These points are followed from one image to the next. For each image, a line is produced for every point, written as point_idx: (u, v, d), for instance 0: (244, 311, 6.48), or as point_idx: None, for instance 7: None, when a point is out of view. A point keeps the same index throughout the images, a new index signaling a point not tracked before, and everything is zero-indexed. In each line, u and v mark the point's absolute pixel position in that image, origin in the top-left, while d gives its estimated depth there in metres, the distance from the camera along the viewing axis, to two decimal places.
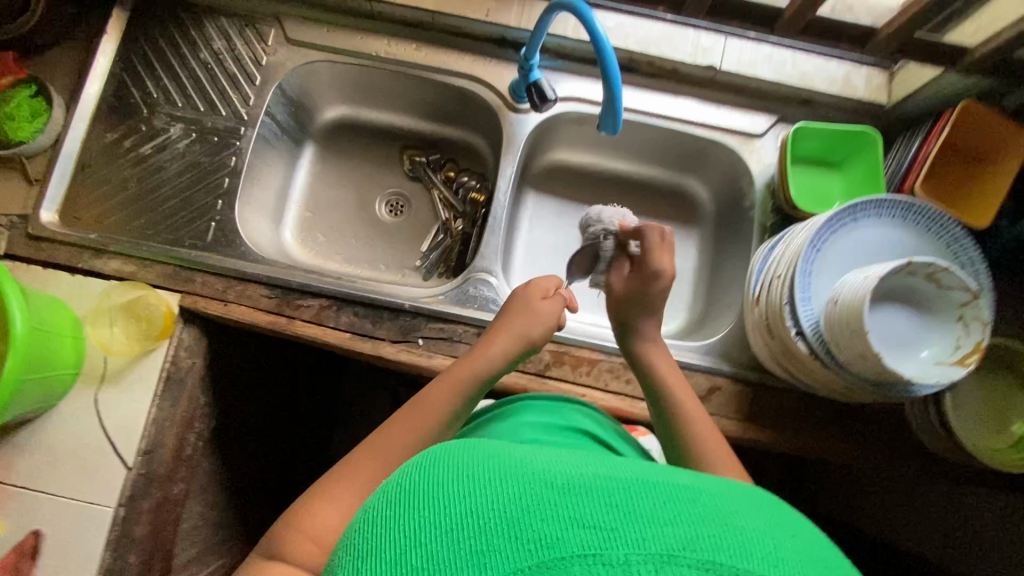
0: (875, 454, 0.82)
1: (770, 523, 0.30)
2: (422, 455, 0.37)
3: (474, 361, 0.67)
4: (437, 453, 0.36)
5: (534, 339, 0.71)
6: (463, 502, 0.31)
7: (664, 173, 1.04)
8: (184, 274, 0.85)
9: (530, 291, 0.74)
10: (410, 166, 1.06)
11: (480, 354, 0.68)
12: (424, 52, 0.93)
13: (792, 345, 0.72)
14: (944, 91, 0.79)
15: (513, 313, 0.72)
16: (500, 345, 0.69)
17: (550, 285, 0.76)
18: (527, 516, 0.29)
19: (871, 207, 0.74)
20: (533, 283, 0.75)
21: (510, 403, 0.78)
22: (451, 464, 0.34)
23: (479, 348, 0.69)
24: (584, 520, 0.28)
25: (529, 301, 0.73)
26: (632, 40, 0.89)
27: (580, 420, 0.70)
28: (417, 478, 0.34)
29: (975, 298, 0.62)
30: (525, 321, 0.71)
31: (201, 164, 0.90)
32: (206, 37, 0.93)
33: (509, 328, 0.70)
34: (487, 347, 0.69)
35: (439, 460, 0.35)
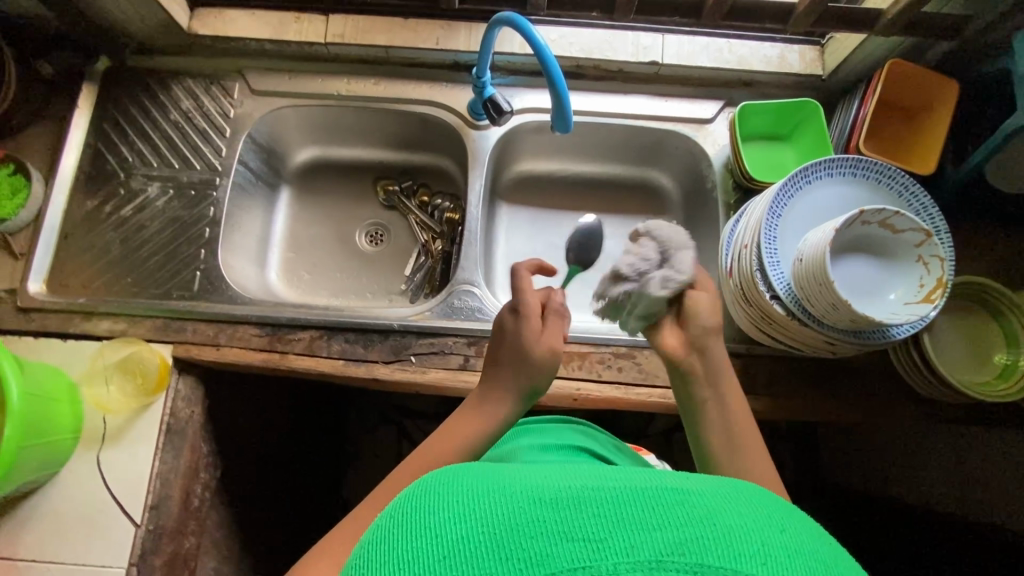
0: (871, 407, 0.83)
1: (757, 521, 0.31)
2: (416, 488, 0.37)
3: (481, 417, 0.64)
4: (431, 485, 0.36)
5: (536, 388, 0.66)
6: (450, 528, 0.31)
7: (628, 169, 1.08)
8: (175, 324, 0.87)
9: (524, 323, 0.67)
10: (384, 196, 1.10)
11: (484, 412, 0.64)
12: (383, 85, 0.97)
13: (769, 308, 0.74)
14: (870, 54, 0.84)
15: (507, 355, 0.66)
16: (494, 398, 0.65)
17: (534, 304, 0.69)
18: (515, 535, 0.29)
19: (821, 167, 0.78)
20: (520, 314, 0.67)
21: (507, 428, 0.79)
22: (442, 497, 0.34)
23: (484, 404, 0.65)
24: (572, 534, 0.29)
25: (524, 337, 0.66)
26: (575, 48, 0.95)
27: (575, 438, 0.72)
28: (408, 509, 0.34)
29: (929, 237, 0.64)
30: (525, 362, 0.65)
31: (181, 218, 0.93)
32: (173, 98, 0.97)
33: (496, 380, 0.66)
34: (491, 404, 0.64)
35: (430, 494, 0.35)
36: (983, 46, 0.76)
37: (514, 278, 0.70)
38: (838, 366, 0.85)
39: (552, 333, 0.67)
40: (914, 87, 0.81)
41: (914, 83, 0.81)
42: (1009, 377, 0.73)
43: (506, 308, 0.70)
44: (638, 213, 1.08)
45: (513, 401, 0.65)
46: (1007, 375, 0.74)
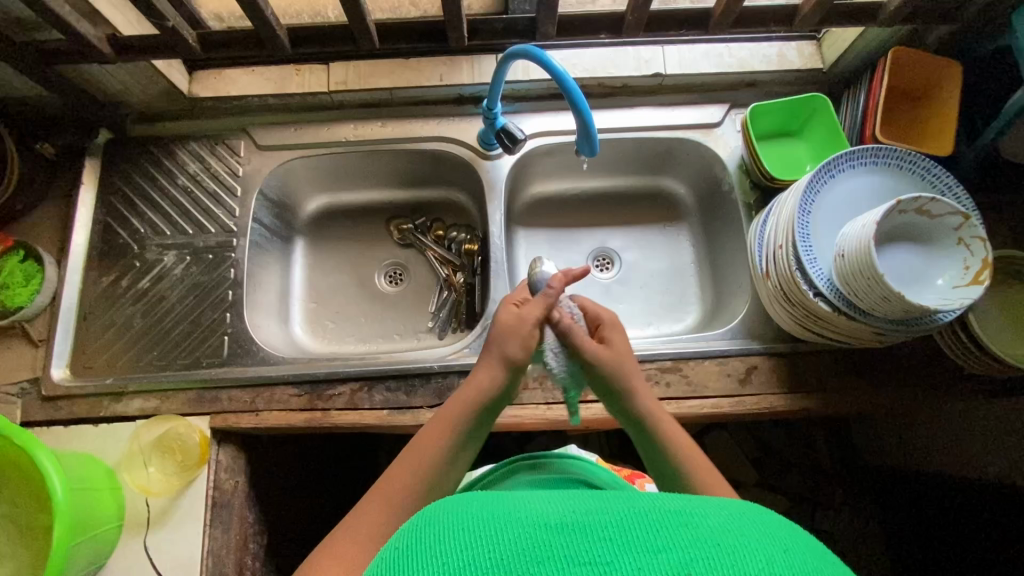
0: (922, 390, 0.83)
1: (746, 539, 0.34)
2: (423, 521, 0.40)
3: (470, 390, 0.64)
4: (439, 518, 0.40)
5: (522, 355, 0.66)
6: (459, 555, 0.35)
7: (639, 180, 1.09)
8: (210, 394, 0.84)
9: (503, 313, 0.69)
10: (399, 235, 1.08)
11: (475, 382, 0.65)
12: (390, 126, 0.97)
13: (815, 307, 0.74)
14: (871, 44, 0.86)
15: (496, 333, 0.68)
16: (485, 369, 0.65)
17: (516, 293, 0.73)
18: (524, 558, 0.34)
19: (844, 160, 0.78)
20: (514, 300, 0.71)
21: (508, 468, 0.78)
22: (451, 527, 0.38)
23: (474, 375, 0.66)
24: (577, 556, 0.33)
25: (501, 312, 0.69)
26: (579, 69, 0.95)
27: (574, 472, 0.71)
28: (418, 535, 0.38)
29: (968, 219, 0.65)
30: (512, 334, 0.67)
31: (202, 283, 0.91)
32: (180, 164, 0.96)
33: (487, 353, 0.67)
34: (486, 372, 0.65)
35: (430, 522, 0.40)
36: (984, 26, 0.78)
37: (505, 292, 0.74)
38: (884, 353, 0.84)
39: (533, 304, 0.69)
40: (919, 72, 0.83)
41: (919, 67, 0.82)
42: None
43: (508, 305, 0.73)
44: (654, 223, 1.09)
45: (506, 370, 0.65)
46: None
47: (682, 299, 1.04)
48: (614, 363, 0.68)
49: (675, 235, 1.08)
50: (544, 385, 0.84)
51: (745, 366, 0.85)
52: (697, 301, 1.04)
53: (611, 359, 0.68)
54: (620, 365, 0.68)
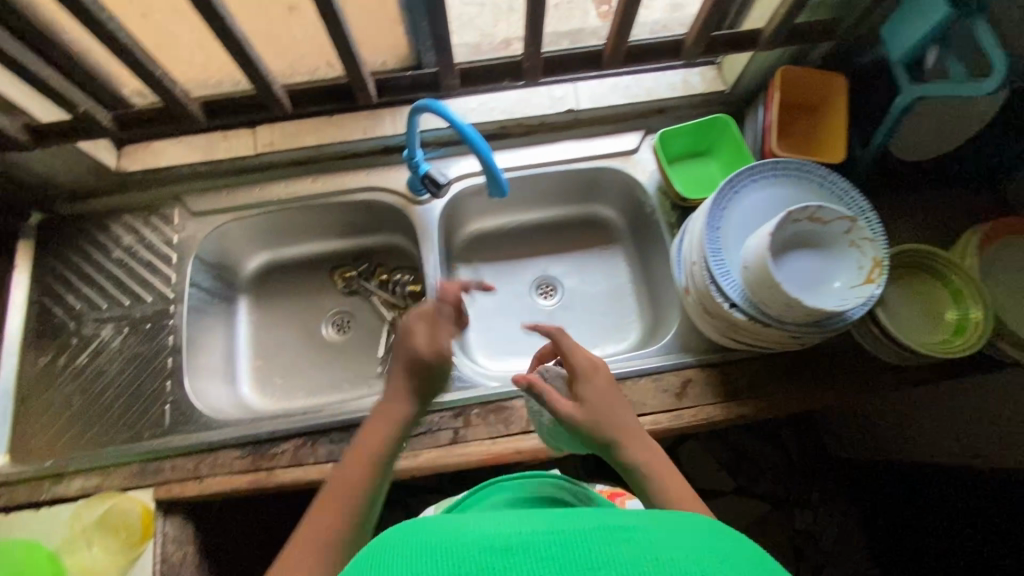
0: (853, 387, 0.85)
1: (705, 560, 0.36)
2: (384, 535, 0.40)
3: (385, 421, 0.66)
4: (403, 533, 0.40)
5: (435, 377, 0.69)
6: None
7: (572, 208, 1.13)
8: (152, 465, 0.84)
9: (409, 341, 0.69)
10: (343, 283, 1.10)
11: (390, 414, 0.66)
12: (320, 181, 0.99)
13: (731, 318, 0.77)
14: (762, 66, 0.91)
15: (407, 357, 0.68)
16: (400, 395, 0.67)
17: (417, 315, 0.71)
18: None
19: (745, 176, 0.82)
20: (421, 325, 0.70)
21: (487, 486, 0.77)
22: (419, 549, 0.38)
23: (389, 405, 0.67)
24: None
25: (415, 338, 0.69)
26: (497, 112, 1.00)
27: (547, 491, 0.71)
28: (381, 554, 0.38)
29: (854, 223, 0.69)
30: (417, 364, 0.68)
31: (140, 354, 0.91)
32: (114, 237, 0.97)
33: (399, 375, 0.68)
34: (397, 400, 0.67)
35: (394, 539, 0.39)
36: (856, 43, 0.84)
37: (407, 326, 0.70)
38: (811, 353, 0.87)
39: (444, 333, 0.70)
40: (809, 86, 0.88)
41: (807, 82, 0.88)
42: (964, 331, 0.79)
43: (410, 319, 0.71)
44: (590, 248, 1.13)
45: (422, 387, 0.68)
46: (960, 331, 0.79)
47: (623, 320, 1.07)
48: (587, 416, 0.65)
49: (612, 258, 1.12)
50: (487, 420, 0.85)
51: (680, 380, 0.87)
52: (637, 320, 1.07)
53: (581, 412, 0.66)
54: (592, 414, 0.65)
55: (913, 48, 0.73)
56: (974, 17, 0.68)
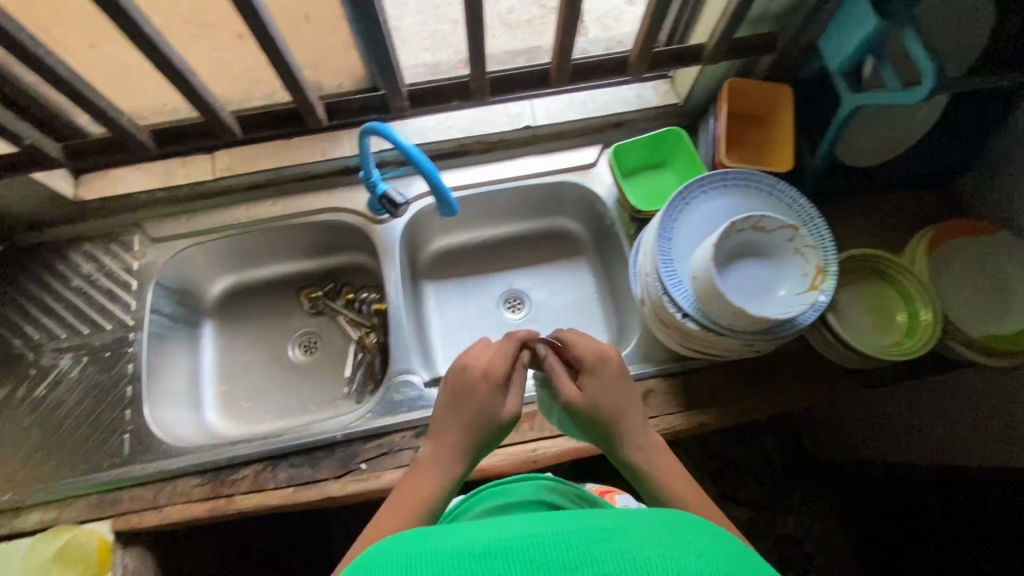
0: (813, 392, 0.86)
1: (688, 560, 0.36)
2: (372, 551, 0.40)
3: (436, 472, 0.60)
4: (391, 546, 0.39)
5: (493, 435, 0.63)
6: None
7: (536, 222, 1.13)
8: (111, 495, 0.84)
9: (478, 390, 0.63)
10: (310, 304, 1.09)
11: (443, 464, 0.61)
12: (281, 203, 1.00)
13: (684, 327, 0.78)
14: (711, 78, 0.93)
15: (470, 408, 0.62)
16: (458, 447, 0.62)
17: (499, 364, 0.65)
18: None
19: (695, 187, 0.83)
20: (494, 378, 0.64)
21: (481, 490, 0.77)
22: (405, 561, 0.37)
23: (442, 453, 0.61)
24: None
25: (482, 388, 0.63)
26: (455, 130, 1.01)
27: (536, 494, 0.70)
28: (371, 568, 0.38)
29: (797, 231, 0.70)
30: (482, 422, 0.62)
31: (100, 383, 0.90)
32: (73, 265, 0.97)
33: (459, 422, 0.62)
34: (451, 449, 0.61)
35: (386, 553, 0.39)
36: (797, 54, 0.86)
37: (472, 370, 0.64)
38: (770, 359, 0.88)
39: (514, 396, 0.65)
40: (755, 97, 0.89)
41: (754, 94, 0.89)
42: (914, 332, 0.80)
43: (478, 364, 0.64)
44: (556, 261, 1.13)
45: (480, 440, 0.63)
46: (912, 332, 0.80)
47: (590, 331, 1.07)
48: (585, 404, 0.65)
49: (577, 270, 1.12)
50: None
51: (642, 391, 0.88)
52: (604, 330, 1.07)
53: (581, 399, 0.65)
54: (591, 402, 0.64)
55: (848, 59, 0.76)
56: (902, 27, 0.68)
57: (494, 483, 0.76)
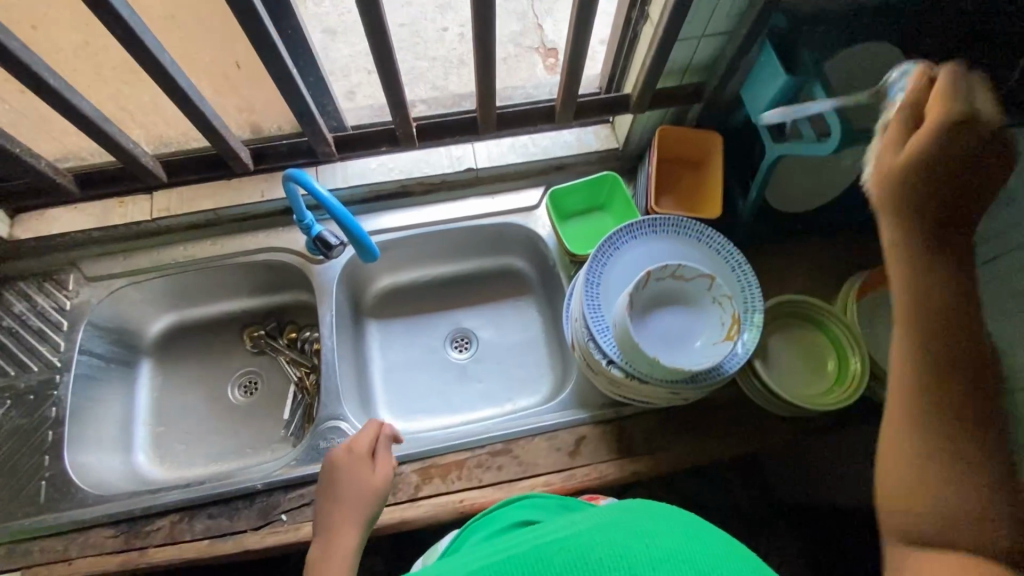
0: (746, 440, 0.84)
1: (637, 534, 0.44)
2: None
3: (334, 558, 0.63)
4: None
5: (377, 503, 0.70)
6: None
7: (484, 260, 1.12)
8: (20, 546, 0.81)
9: (350, 468, 0.71)
10: (251, 342, 1.07)
11: (338, 547, 0.65)
12: (220, 244, 1.00)
13: (609, 374, 0.76)
14: (645, 125, 0.94)
15: (346, 489, 0.69)
16: (348, 525, 0.66)
17: (361, 441, 0.74)
18: None
19: (625, 233, 0.83)
20: (357, 453, 0.72)
21: (472, 521, 0.74)
22: None
23: (334, 538, 0.66)
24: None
25: (352, 469, 0.71)
26: (397, 172, 1.02)
27: (511, 515, 0.68)
28: None
29: (714, 279, 0.70)
30: (362, 495, 0.69)
31: (21, 427, 0.88)
32: (5, 304, 0.96)
33: (342, 503, 0.68)
34: (342, 530, 0.66)
35: None
36: (723, 105, 0.88)
37: (336, 457, 0.72)
38: (705, 406, 0.87)
39: (383, 462, 0.73)
40: (686, 145, 0.90)
41: (685, 139, 0.90)
42: (843, 380, 0.79)
43: (337, 450, 0.73)
44: (506, 299, 1.11)
45: (367, 512, 0.69)
46: (842, 380, 0.80)
47: (535, 373, 1.04)
48: (887, 186, 0.48)
49: (526, 309, 1.10)
50: None
51: (574, 438, 0.86)
52: (549, 372, 1.04)
53: (891, 177, 0.47)
54: (887, 197, 0.48)
55: (767, 111, 0.76)
56: (812, 82, 0.70)
57: (488, 510, 0.73)
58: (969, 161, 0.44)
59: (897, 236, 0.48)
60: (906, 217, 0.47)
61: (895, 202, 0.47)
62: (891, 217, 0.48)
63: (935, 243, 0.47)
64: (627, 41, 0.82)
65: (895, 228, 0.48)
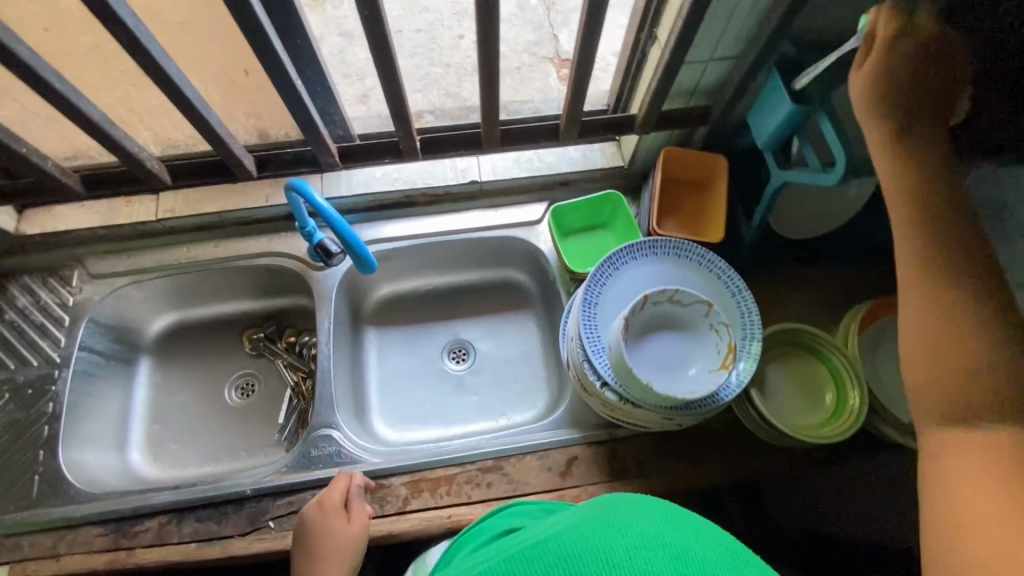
0: (740, 468, 0.83)
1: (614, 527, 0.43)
2: None
3: None
4: None
5: (355, 557, 0.75)
6: None
7: (485, 272, 1.12)
8: (11, 540, 0.82)
9: (326, 524, 0.76)
10: (250, 345, 1.07)
11: None
12: (223, 246, 1.01)
13: (603, 397, 0.75)
14: (651, 145, 0.94)
15: (323, 547, 0.74)
16: None
17: (335, 496, 0.79)
18: None
19: (625, 253, 0.82)
20: (331, 509, 0.77)
21: (463, 534, 0.72)
22: None
23: None
24: None
25: (327, 527, 0.75)
26: (401, 182, 1.02)
27: (501, 524, 0.67)
28: None
29: (712, 306, 0.70)
30: (340, 550, 0.75)
31: (18, 420, 0.89)
32: (9, 298, 0.97)
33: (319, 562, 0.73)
34: None
35: None
36: (730, 128, 0.87)
37: (310, 514, 0.77)
38: (700, 431, 0.86)
39: (357, 513, 0.78)
40: (691, 167, 0.90)
41: (689, 161, 0.89)
42: (841, 414, 0.78)
43: (310, 507, 0.78)
44: (506, 312, 1.10)
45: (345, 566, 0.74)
46: (839, 413, 0.79)
47: (531, 389, 1.03)
48: (866, 101, 0.54)
49: (525, 323, 1.10)
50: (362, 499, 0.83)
51: (567, 458, 0.85)
52: (545, 388, 1.03)
53: (866, 95, 0.54)
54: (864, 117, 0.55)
55: (772, 137, 0.75)
56: (819, 113, 0.70)
57: (477, 521, 0.72)
58: (913, 74, 0.52)
59: (879, 138, 0.55)
60: (885, 113, 0.53)
61: (874, 110, 0.54)
62: (872, 125, 0.55)
63: (911, 130, 0.53)
64: (636, 61, 0.82)
65: (877, 133, 0.55)
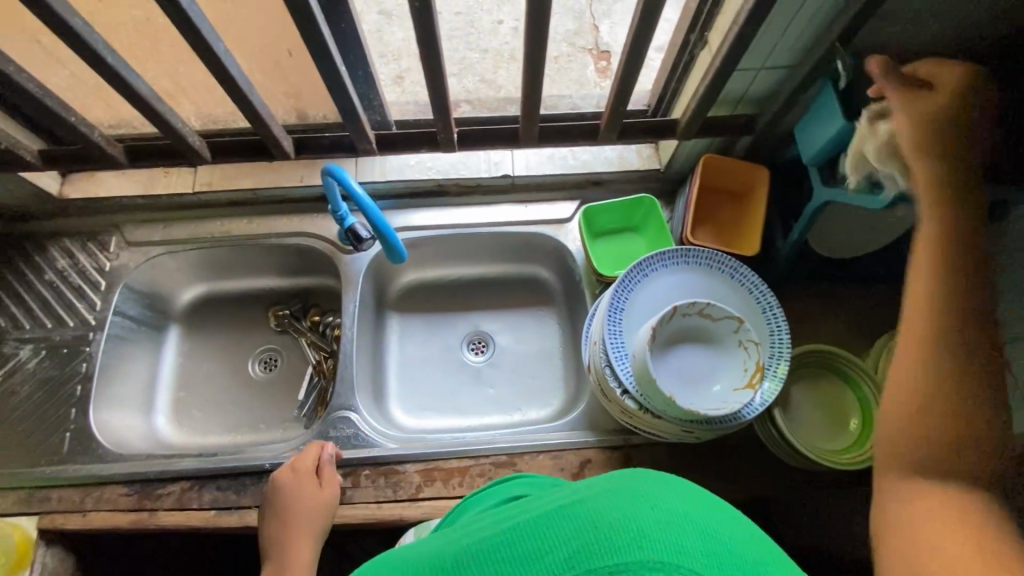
0: (755, 486, 0.82)
1: (652, 506, 0.37)
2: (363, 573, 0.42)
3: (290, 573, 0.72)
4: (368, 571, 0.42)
5: (326, 519, 0.78)
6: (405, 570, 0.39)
7: (511, 266, 1.12)
8: (40, 493, 0.85)
9: (298, 486, 0.78)
10: (275, 321, 1.09)
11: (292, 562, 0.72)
12: (255, 222, 1.02)
13: (622, 404, 0.74)
14: (690, 151, 0.92)
15: (296, 507, 0.76)
16: (301, 542, 0.74)
17: (308, 461, 0.81)
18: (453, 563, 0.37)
19: (656, 261, 0.81)
20: (303, 472, 0.80)
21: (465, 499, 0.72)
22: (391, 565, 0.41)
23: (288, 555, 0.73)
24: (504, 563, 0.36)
25: (299, 489, 0.78)
26: (433, 171, 1.02)
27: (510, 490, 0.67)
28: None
29: (742, 323, 0.69)
30: (312, 511, 0.77)
31: (53, 378, 0.93)
32: (48, 259, 1.00)
33: (291, 522, 0.75)
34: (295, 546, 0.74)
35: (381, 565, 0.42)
36: (774, 140, 0.85)
37: (283, 477, 0.79)
38: (716, 446, 0.85)
39: (329, 478, 0.81)
40: (729, 176, 0.88)
41: (729, 170, 0.87)
42: (864, 443, 0.76)
43: (282, 471, 0.80)
44: (528, 307, 1.10)
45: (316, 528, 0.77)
46: (862, 441, 0.77)
47: (548, 387, 1.03)
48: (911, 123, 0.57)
49: (547, 320, 1.09)
50: (375, 483, 0.84)
51: (580, 460, 0.85)
52: (563, 387, 1.03)
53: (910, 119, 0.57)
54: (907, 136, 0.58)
55: (820, 152, 0.73)
56: None
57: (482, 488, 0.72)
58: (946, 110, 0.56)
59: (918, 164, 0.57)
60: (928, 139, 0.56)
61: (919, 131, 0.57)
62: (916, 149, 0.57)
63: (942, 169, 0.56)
64: (682, 65, 0.80)
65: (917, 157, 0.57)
